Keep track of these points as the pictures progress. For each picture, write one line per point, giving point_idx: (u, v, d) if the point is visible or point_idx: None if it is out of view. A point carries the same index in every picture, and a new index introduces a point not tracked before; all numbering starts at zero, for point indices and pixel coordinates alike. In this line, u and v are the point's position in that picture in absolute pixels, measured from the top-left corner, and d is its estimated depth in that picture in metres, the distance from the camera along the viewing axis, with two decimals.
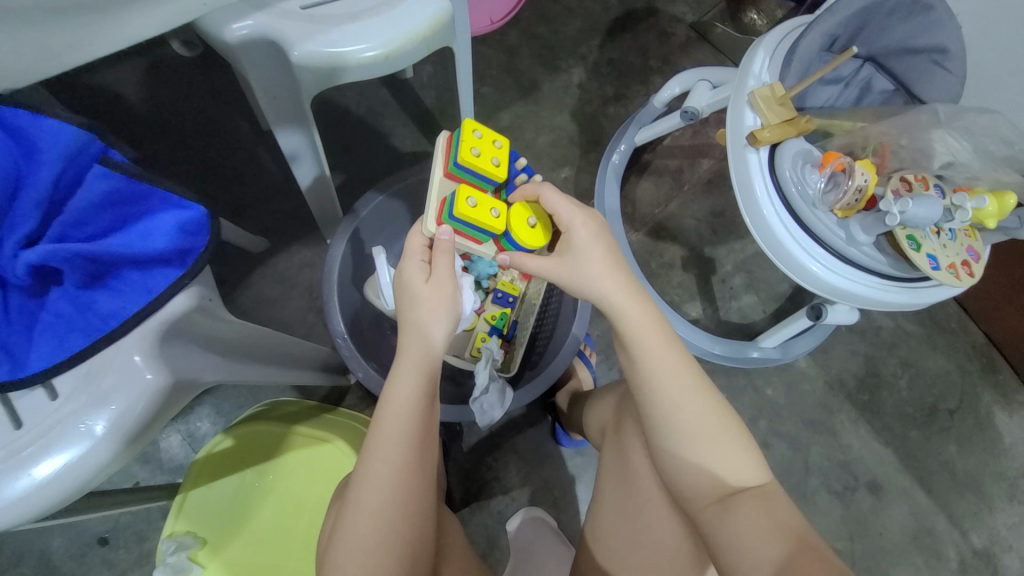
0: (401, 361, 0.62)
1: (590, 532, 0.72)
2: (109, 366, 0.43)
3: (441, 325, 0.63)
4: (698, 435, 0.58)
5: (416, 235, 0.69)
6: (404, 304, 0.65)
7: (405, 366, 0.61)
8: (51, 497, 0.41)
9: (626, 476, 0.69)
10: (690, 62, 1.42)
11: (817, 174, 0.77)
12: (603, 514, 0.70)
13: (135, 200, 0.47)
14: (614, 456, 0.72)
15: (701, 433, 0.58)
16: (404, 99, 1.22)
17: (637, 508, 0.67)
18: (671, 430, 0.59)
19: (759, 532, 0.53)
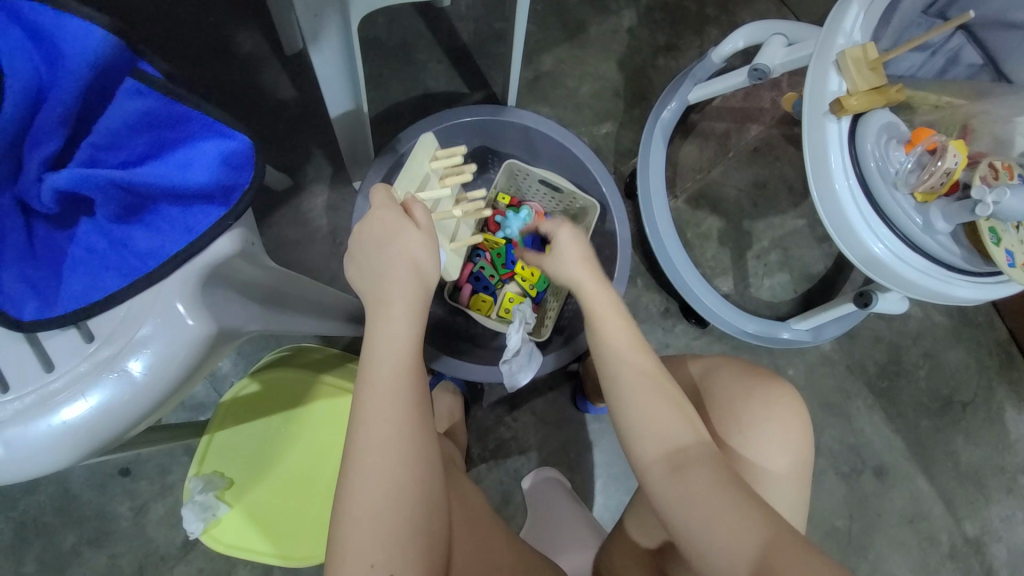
0: (382, 312, 0.58)
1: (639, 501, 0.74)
2: (150, 309, 0.39)
3: (428, 269, 0.61)
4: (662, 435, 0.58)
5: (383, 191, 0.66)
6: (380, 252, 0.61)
7: (389, 317, 0.58)
8: (89, 442, 0.38)
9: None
10: (750, 13, 1.31)
11: (904, 153, 0.73)
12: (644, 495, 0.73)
13: (172, 123, 0.41)
14: None
15: (656, 419, 0.58)
16: (439, 30, 1.11)
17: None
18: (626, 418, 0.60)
19: (711, 501, 0.52)
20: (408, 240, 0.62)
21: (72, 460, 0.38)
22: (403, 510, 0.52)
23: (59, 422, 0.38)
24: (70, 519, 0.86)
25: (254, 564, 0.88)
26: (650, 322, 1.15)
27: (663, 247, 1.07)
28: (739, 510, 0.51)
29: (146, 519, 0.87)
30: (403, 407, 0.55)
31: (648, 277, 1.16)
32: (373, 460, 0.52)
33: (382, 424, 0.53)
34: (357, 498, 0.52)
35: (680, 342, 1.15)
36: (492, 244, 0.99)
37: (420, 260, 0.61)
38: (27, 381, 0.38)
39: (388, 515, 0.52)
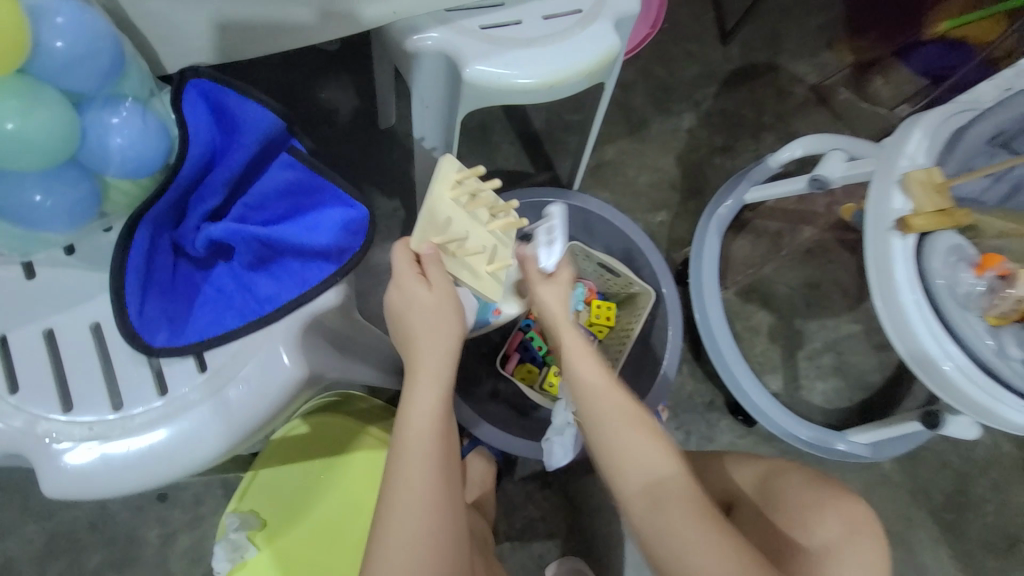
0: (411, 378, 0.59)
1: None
2: (257, 351, 0.44)
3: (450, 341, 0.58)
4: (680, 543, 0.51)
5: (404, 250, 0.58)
6: (411, 321, 0.59)
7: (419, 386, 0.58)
8: (181, 466, 0.42)
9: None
10: (805, 124, 1.39)
11: (973, 276, 0.73)
12: None
13: (309, 190, 0.47)
14: None
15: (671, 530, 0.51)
16: (515, 117, 1.23)
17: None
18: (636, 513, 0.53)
19: None
20: (421, 307, 0.57)
21: (164, 482, 0.42)
22: None
23: (161, 441, 0.42)
24: (101, 537, 0.87)
25: None
26: (693, 412, 1.11)
27: (713, 338, 1.07)
28: None
29: (170, 551, 0.87)
30: (426, 493, 0.54)
31: (694, 366, 1.14)
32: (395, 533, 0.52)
33: (408, 514, 0.53)
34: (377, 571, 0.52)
35: (725, 438, 1.11)
36: None
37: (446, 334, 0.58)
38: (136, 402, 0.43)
39: None
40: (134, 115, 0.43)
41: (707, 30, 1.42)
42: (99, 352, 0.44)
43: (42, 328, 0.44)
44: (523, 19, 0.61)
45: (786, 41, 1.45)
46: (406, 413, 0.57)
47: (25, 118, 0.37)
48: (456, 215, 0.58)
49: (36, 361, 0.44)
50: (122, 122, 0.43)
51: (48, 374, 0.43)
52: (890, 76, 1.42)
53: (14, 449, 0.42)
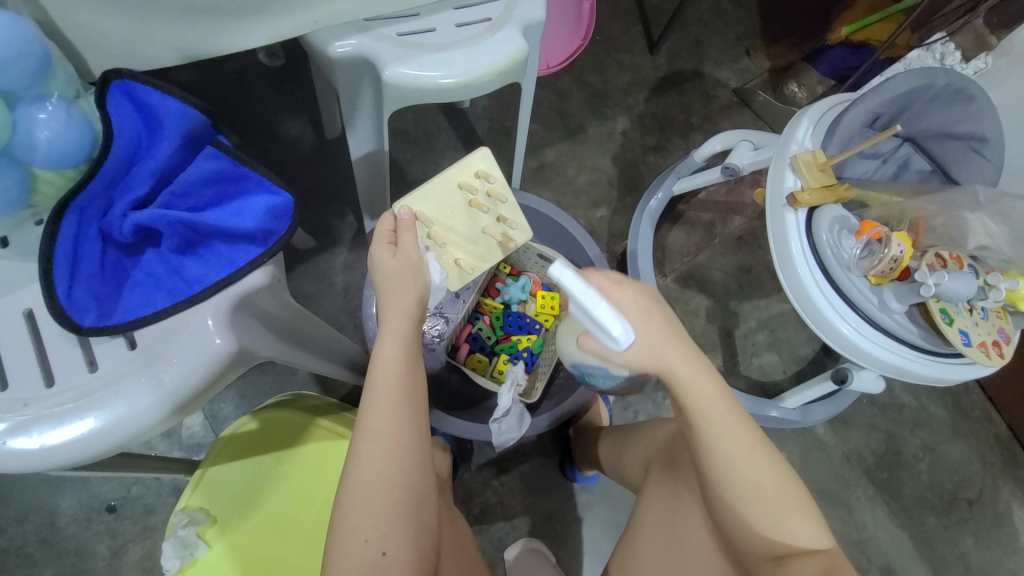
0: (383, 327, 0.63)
1: (631, 544, 0.76)
2: (186, 327, 0.47)
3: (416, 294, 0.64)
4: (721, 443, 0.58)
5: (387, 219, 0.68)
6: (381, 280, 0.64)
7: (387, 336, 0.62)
8: (114, 438, 0.45)
9: (676, 491, 0.71)
10: (729, 123, 1.51)
11: (853, 241, 0.80)
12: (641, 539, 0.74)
13: (233, 180, 0.51)
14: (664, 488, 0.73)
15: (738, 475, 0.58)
16: (458, 125, 1.30)
17: (683, 526, 0.70)
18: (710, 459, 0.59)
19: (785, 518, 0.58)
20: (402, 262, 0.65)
21: (94, 454, 0.44)
22: (386, 522, 0.57)
23: (86, 415, 0.44)
24: (49, 553, 0.86)
25: None
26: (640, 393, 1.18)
27: None
28: (799, 516, 0.58)
29: (123, 560, 0.87)
30: (394, 440, 0.58)
31: None
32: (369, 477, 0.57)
33: (381, 452, 0.57)
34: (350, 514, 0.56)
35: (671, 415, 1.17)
36: (490, 308, 1.08)
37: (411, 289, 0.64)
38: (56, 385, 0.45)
39: (375, 527, 0.56)
40: (59, 110, 0.47)
41: (635, 41, 1.54)
42: (32, 337, 0.47)
43: None
44: (437, 27, 0.68)
45: (708, 49, 1.58)
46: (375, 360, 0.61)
47: None
48: (456, 202, 0.77)
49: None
50: (48, 116, 0.46)
51: None
52: (804, 79, 1.53)
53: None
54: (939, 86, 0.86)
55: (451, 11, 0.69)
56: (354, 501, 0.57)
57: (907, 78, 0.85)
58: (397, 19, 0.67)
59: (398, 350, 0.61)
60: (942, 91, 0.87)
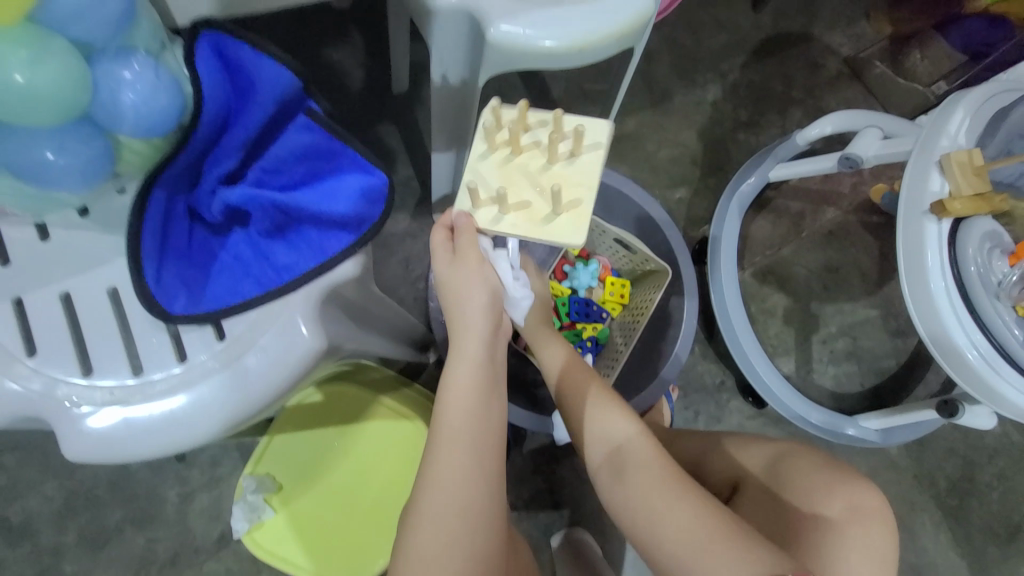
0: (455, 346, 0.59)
1: None
2: (276, 320, 0.43)
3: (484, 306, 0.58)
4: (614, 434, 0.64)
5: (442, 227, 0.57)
6: (451, 308, 0.59)
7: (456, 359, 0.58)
8: (206, 431, 0.42)
9: None
10: (835, 99, 1.33)
11: (1006, 265, 0.72)
12: None
13: (327, 155, 0.45)
14: None
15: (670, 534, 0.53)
16: (533, 85, 1.18)
17: None
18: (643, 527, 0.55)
19: None
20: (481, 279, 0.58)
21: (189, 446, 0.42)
22: (452, 553, 0.51)
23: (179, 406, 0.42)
24: (121, 494, 0.90)
25: (278, 574, 0.89)
26: (703, 392, 1.11)
27: (728, 319, 1.05)
28: None
29: (189, 508, 0.90)
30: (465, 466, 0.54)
31: (706, 346, 1.13)
32: (435, 506, 0.52)
33: (452, 473, 0.53)
34: (416, 537, 0.52)
35: (734, 420, 1.11)
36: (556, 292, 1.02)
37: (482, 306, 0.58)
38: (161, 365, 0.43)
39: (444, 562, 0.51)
40: (144, 69, 0.41)
41: None
42: (117, 317, 0.44)
43: (58, 292, 0.44)
44: None
45: (822, 9, 1.37)
46: (443, 394, 0.57)
47: (34, 67, 0.36)
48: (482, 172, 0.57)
49: (54, 327, 0.43)
50: (133, 75, 0.41)
51: (66, 338, 0.43)
52: (928, 50, 1.34)
53: (35, 412, 0.42)
54: None
55: None
56: (410, 557, 0.51)
57: None
58: None
59: (471, 384, 0.57)
60: None
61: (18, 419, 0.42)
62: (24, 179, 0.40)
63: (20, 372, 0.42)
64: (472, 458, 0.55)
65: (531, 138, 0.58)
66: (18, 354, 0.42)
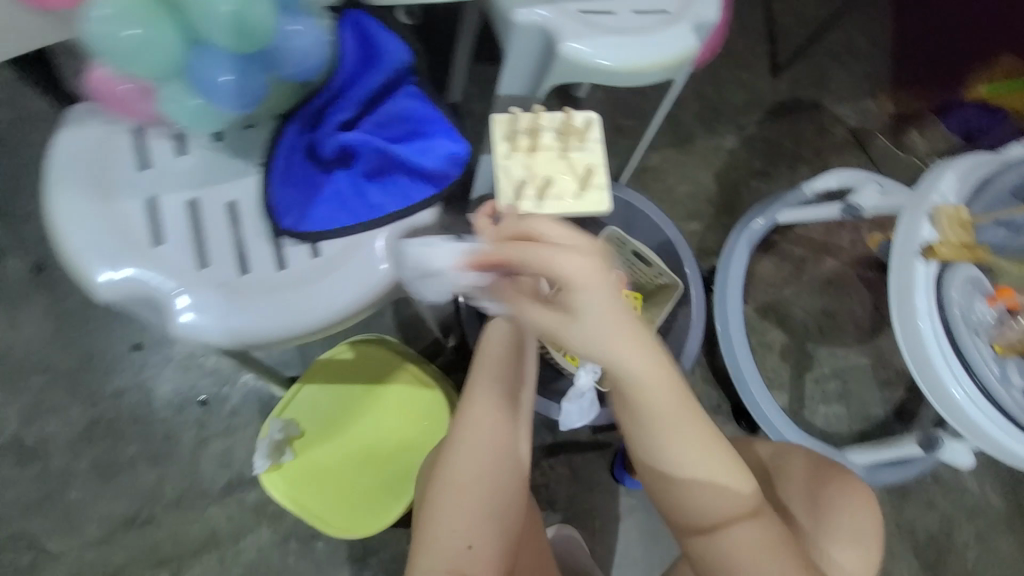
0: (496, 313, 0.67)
1: None
2: (358, 252, 0.56)
3: None
4: (650, 412, 0.51)
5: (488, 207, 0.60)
6: None
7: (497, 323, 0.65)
8: (270, 329, 0.55)
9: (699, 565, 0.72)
10: (840, 163, 1.46)
11: (986, 306, 0.80)
12: None
13: (424, 120, 0.56)
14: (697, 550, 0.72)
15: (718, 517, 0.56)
16: (571, 112, 1.31)
17: None
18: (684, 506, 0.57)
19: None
20: None
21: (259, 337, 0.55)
22: (482, 482, 0.59)
23: (260, 306, 0.56)
24: (141, 430, 0.94)
25: (277, 528, 0.92)
26: None
27: (729, 343, 1.13)
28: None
29: (203, 452, 0.94)
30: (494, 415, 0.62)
31: (706, 368, 1.19)
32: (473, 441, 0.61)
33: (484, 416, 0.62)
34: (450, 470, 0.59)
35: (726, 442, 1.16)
36: None
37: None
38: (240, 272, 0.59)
39: (477, 493, 0.58)
40: (309, 26, 0.50)
41: (759, 61, 1.50)
42: (232, 225, 0.61)
43: (191, 199, 0.61)
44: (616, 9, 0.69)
45: (834, 83, 1.52)
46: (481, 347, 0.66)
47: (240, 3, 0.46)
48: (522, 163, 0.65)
49: (184, 224, 0.60)
50: (300, 29, 0.50)
51: (191, 233, 0.59)
52: (926, 130, 1.49)
53: (156, 285, 0.57)
54: None
55: None
56: (446, 485, 0.59)
57: None
58: None
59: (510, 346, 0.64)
60: None
61: (140, 292, 0.57)
62: (201, 92, 0.52)
63: (153, 254, 0.58)
64: (505, 404, 0.63)
65: (547, 134, 0.66)
66: (154, 238, 0.58)
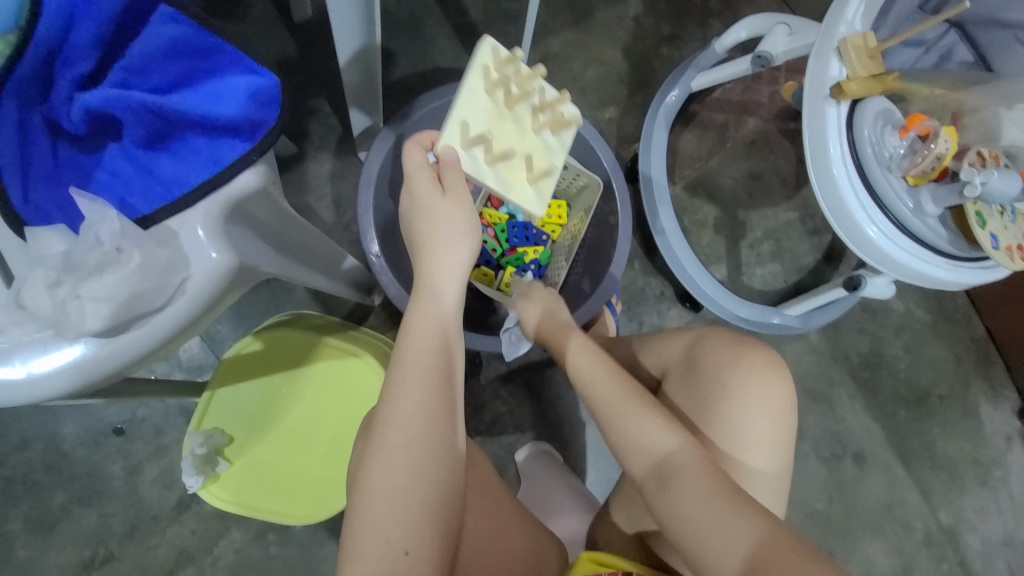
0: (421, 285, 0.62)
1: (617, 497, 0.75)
2: (173, 240, 0.40)
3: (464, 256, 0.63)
4: (599, 400, 0.67)
5: (415, 151, 0.62)
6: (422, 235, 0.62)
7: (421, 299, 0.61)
8: (67, 383, 0.38)
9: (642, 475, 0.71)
10: (753, 9, 1.34)
11: (898, 138, 0.75)
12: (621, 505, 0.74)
13: (203, 52, 0.42)
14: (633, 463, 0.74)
15: (649, 439, 0.62)
16: (450, 7, 1.11)
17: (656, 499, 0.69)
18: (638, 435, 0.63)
19: (711, 504, 0.55)
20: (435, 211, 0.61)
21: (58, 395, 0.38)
22: (412, 464, 0.53)
23: (31, 357, 0.37)
24: (61, 476, 0.86)
25: (246, 528, 0.89)
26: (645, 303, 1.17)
27: (661, 231, 1.10)
28: (733, 501, 0.55)
29: (139, 479, 0.87)
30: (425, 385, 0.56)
31: (645, 261, 1.17)
32: (395, 424, 0.54)
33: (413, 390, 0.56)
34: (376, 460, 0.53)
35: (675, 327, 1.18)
36: (494, 220, 1.02)
37: (464, 259, 0.63)
38: (2, 295, 0.39)
39: (403, 474, 0.52)
40: None
41: None
42: None
43: None
44: None
45: None
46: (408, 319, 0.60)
47: None
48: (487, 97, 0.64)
49: None
50: None
51: None
52: None
53: None
54: None
55: None
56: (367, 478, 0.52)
57: None
58: None
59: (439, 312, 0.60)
60: None
61: None
62: None
63: None
64: (437, 374, 0.57)
65: (525, 104, 0.66)
66: None
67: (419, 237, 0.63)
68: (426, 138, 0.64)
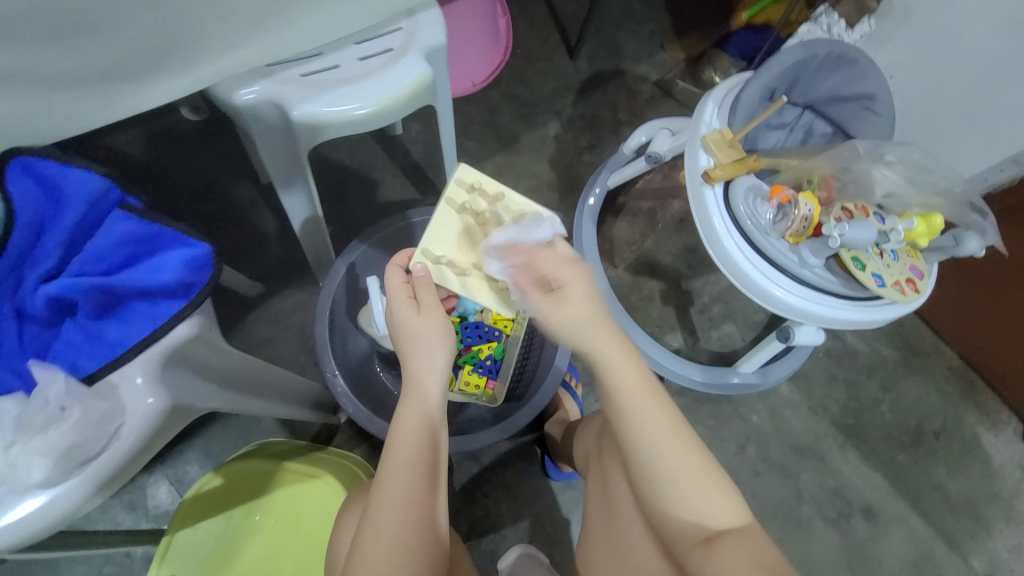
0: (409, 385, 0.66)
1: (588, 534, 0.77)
2: (112, 393, 0.46)
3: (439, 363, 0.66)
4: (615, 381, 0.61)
5: (395, 271, 0.70)
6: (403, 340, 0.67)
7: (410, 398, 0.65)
8: (39, 523, 0.43)
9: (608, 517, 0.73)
10: (656, 114, 1.59)
11: (767, 206, 0.85)
12: (593, 543, 0.75)
13: (146, 238, 0.53)
14: (600, 485, 0.76)
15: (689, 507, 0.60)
16: (395, 152, 1.32)
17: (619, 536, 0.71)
18: (653, 481, 0.60)
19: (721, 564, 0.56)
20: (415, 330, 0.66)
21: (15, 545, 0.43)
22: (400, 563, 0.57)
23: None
24: None
25: None
26: None
27: (606, 312, 1.17)
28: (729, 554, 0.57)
29: None
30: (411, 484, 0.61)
31: None
32: (386, 526, 0.58)
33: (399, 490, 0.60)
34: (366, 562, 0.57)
35: None
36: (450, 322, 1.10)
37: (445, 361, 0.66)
38: None
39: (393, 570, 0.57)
40: None
41: (555, 49, 1.60)
42: None
43: None
44: (341, 62, 0.72)
45: (625, 46, 1.66)
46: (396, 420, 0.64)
47: None
48: (458, 219, 0.73)
49: None
50: None
51: None
52: (718, 63, 1.62)
53: None
54: (821, 55, 0.93)
55: (353, 46, 0.73)
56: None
57: (792, 53, 0.92)
58: (298, 61, 0.71)
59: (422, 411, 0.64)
60: (825, 59, 0.94)
61: None
62: None
63: None
64: (424, 473, 0.62)
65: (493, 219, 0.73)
66: None
67: (402, 342, 0.68)
68: (402, 258, 0.73)
